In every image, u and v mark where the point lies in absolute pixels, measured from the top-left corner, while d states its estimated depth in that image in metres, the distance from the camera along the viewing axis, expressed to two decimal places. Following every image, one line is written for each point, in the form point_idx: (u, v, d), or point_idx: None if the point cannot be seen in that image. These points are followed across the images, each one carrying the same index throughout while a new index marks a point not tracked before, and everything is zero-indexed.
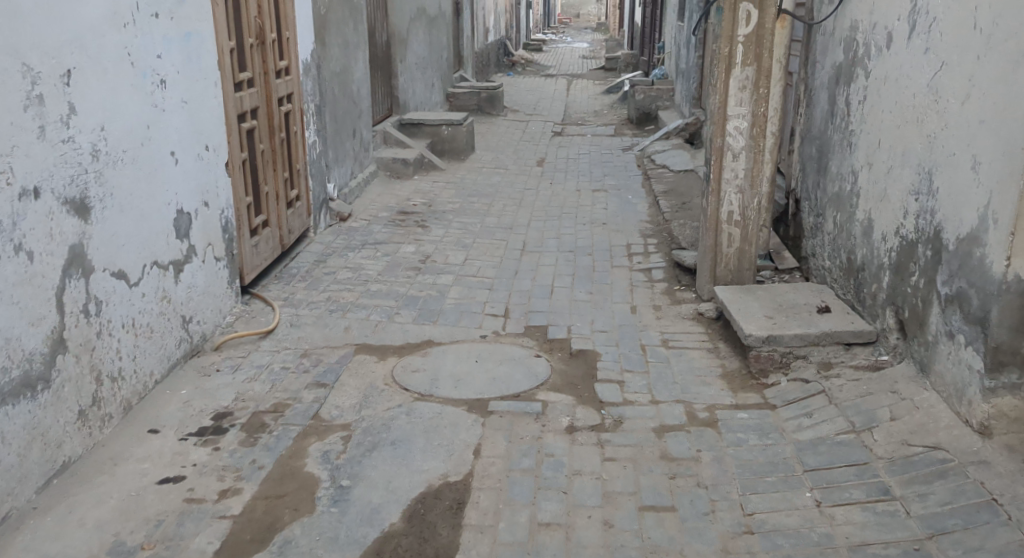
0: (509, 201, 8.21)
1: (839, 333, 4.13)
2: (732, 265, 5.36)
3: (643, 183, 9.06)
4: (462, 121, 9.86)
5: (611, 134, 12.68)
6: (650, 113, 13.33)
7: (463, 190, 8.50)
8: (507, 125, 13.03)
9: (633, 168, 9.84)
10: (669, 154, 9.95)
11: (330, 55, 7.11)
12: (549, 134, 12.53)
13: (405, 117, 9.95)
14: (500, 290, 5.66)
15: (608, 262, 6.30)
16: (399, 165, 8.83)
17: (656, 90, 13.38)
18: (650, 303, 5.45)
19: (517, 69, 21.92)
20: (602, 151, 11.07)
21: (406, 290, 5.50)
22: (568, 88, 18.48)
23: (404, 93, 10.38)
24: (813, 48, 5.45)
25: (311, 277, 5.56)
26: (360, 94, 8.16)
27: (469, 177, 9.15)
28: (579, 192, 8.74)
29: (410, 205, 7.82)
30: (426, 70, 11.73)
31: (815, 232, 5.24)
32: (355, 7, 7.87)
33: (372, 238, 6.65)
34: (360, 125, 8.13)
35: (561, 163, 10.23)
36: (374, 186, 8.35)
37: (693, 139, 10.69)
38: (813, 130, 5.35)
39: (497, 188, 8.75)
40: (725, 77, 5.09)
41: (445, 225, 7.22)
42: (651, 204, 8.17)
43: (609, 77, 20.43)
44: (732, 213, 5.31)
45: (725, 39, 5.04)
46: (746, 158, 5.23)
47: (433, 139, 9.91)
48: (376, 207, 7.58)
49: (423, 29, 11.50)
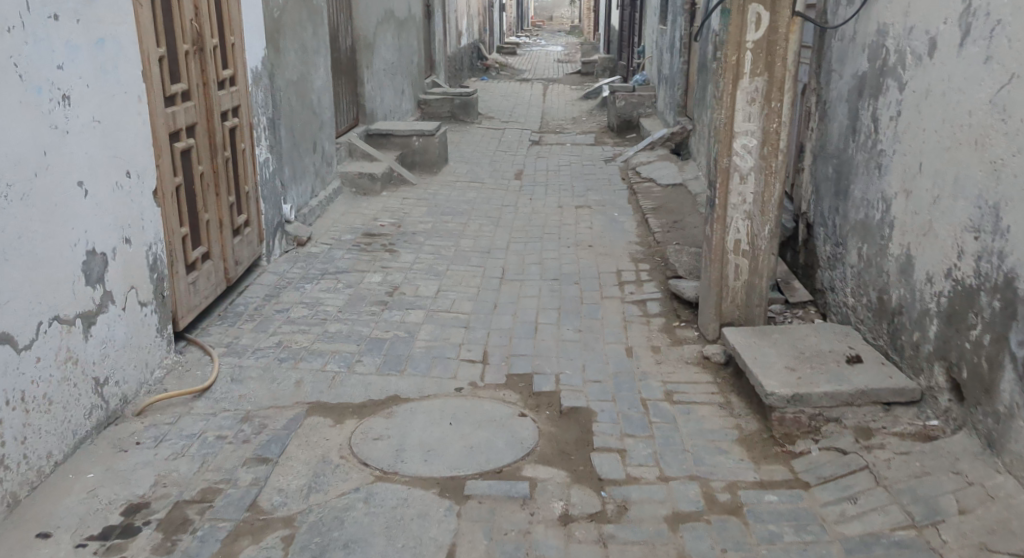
0: (486, 220, 7.55)
1: (877, 392, 3.53)
2: (739, 301, 4.74)
3: (629, 199, 8.45)
4: (434, 132, 9.21)
5: (591, 143, 12.08)
6: (631, 120, 12.75)
7: (436, 208, 7.83)
8: (482, 134, 12.38)
9: (617, 182, 9.24)
10: (655, 166, 9.36)
11: (285, 62, 6.42)
12: (526, 143, 11.91)
13: (372, 127, 9.28)
14: (476, 330, 5.00)
15: (596, 294, 5.66)
16: (366, 180, 8.12)
17: (638, 96, 12.80)
18: (647, 344, 4.82)
19: (492, 73, 21.30)
20: (584, 162, 10.46)
21: (370, 331, 4.83)
22: (543, 94, 17.88)
23: (371, 101, 9.70)
24: (828, 55, 4.87)
25: (260, 317, 4.87)
26: (321, 104, 7.47)
27: (442, 193, 8.48)
28: (561, 209, 8.11)
29: (377, 226, 7.13)
30: (395, 76, 11.05)
31: (833, 264, 4.64)
32: (313, 9, 7.19)
33: (334, 267, 5.95)
34: (321, 137, 7.44)
35: (541, 176, 9.59)
36: (338, 205, 7.65)
37: (679, 150, 10.11)
38: (829, 147, 4.76)
39: (473, 205, 8.09)
40: (732, 89, 4.48)
41: (416, 250, 6.55)
42: (640, 222, 7.57)
43: (586, 82, 19.85)
44: (740, 242, 4.69)
45: (732, 46, 4.43)
46: (756, 181, 4.61)
47: (403, 151, 9.24)
48: (339, 229, 6.88)
49: (392, 32, 10.82)
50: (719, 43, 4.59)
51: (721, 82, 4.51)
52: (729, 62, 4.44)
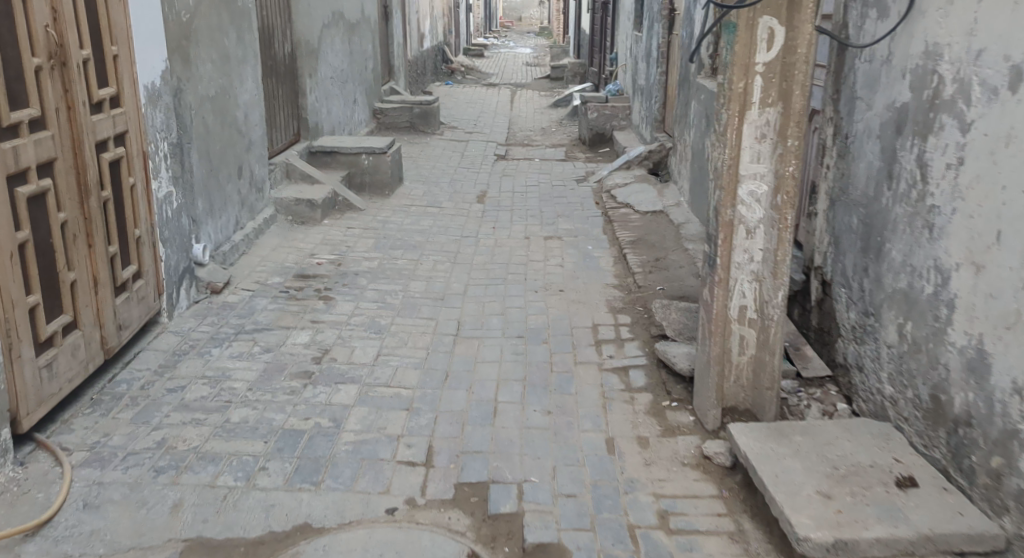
0: (441, 256, 6.60)
1: (946, 538, 2.66)
2: (744, 381, 3.85)
3: (604, 228, 7.55)
4: (386, 150, 8.24)
5: (562, 158, 11.16)
6: (604, 134, 11.86)
7: (384, 241, 6.86)
8: (443, 147, 11.42)
9: (590, 207, 8.32)
10: (632, 190, 8.46)
11: (195, 75, 5.40)
12: (491, 158, 10.96)
13: (316, 144, 8.28)
14: (419, 413, 4.03)
15: (568, 358, 4.72)
16: (305, 208, 7.11)
17: (611, 107, 11.89)
18: (631, 433, 3.89)
19: (458, 77, 20.31)
20: (553, 181, 9.54)
21: (284, 419, 3.84)
22: (511, 101, 16.92)
23: (316, 114, 8.69)
24: (850, 78, 3.95)
25: (146, 401, 3.88)
26: (248, 121, 6.45)
27: (393, 220, 7.51)
28: (527, 240, 7.18)
29: (313, 265, 6.14)
30: (346, 84, 10.05)
31: (861, 338, 3.74)
32: (236, 12, 6.17)
33: (252, 322, 4.96)
34: (248, 161, 6.44)
35: (505, 198, 8.65)
36: (271, 237, 6.65)
37: (657, 170, 9.22)
38: (855, 192, 3.85)
39: (427, 236, 7.13)
40: (737, 123, 3.59)
41: (355, 297, 5.57)
42: (617, 257, 6.66)
43: (556, 88, 18.93)
44: (746, 309, 3.79)
45: (738, 70, 3.54)
46: (766, 235, 3.71)
47: (352, 171, 8.27)
48: (266, 270, 5.89)
49: (342, 37, 9.82)
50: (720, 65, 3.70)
51: (723, 113, 3.61)
52: (734, 90, 3.56)
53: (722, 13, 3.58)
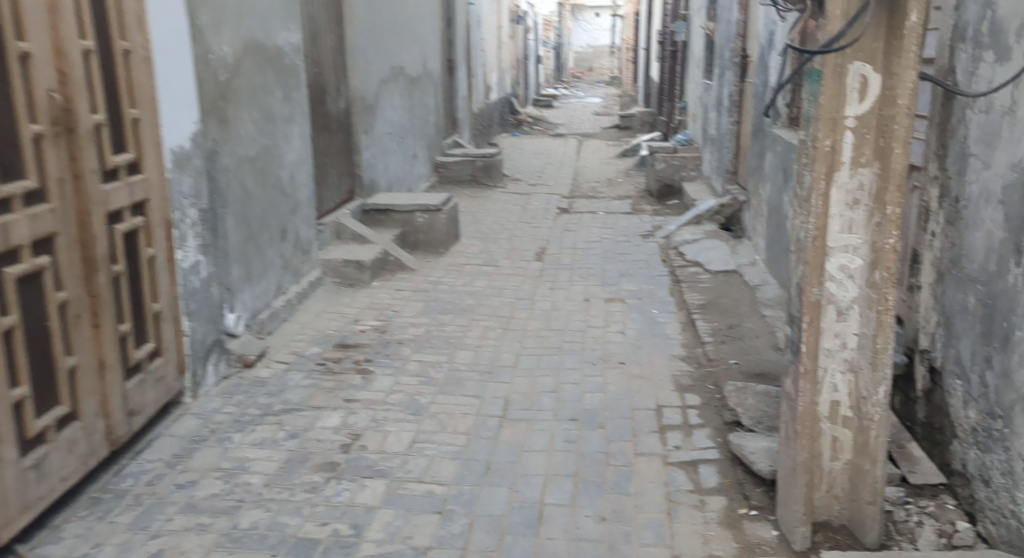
0: (493, 322, 6.13)
1: None
2: (839, 492, 3.26)
3: (672, 289, 6.98)
4: (440, 206, 7.87)
5: (628, 211, 10.65)
6: (673, 185, 11.32)
7: (433, 305, 6.44)
8: (504, 200, 11.04)
9: (656, 265, 7.76)
10: (702, 247, 7.88)
11: (233, 136, 5.11)
12: (554, 211, 10.51)
13: (369, 200, 7.96)
14: (453, 518, 3.52)
15: (628, 448, 4.14)
16: (353, 269, 6.74)
17: (681, 157, 11.34)
18: (701, 551, 3.32)
19: (525, 127, 20.05)
20: (618, 236, 9.02)
21: (297, 526, 3.39)
22: (578, 150, 16.52)
23: (371, 169, 8.40)
24: (960, 132, 3.39)
25: (149, 501, 3.49)
26: (294, 180, 6.15)
27: (444, 281, 7.09)
28: (588, 303, 6.66)
29: (355, 333, 5.75)
30: (405, 138, 9.78)
31: (985, 443, 3.15)
32: (282, 69, 5.90)
33: (281, 402, 4.55)
34: (292, 222, 6.12)
35: (566, 256, 8.17)
36: (314, 301, 6.30)
37: (730, 224, 8.62)
38: (971, 267, 3.27)
39: (480, 299, 6.68)
40: (824, 186, 3.01)
41: (396, 370, 5.13)
42: (685, 324, 6.08)
43: (623, 136, 18.50)
44: (839, 405, 3.18)
45: (825, 125, 2.97)
46: (861, 317, 3.11)
47: (405, 228, 7.91)
48: (304, 340, 5.51)
49: (401, 90, 9.56)
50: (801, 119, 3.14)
51: (806, 175, 3.05)
52: (820, 148, 2.99)
53: (803, 59, 3.02)
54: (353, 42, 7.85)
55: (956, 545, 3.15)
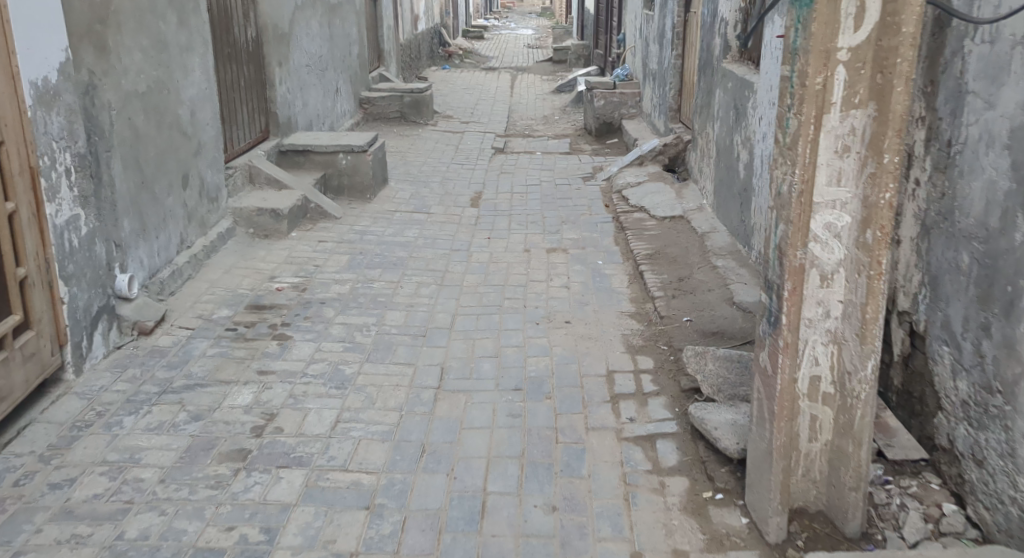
0: (426, 277, 5.63)
1: None
2: (817, 476, 2.90)
3: (616, 238, 6.57)
4: (365, 147, 7.24)
5: (566, 150, 10.16)
6: (612, 123, 10.86)
7: (360, 259, 5.89)
8: (436, 139, 10.41)
9: (598, 210, 7.34)
10: (646, 191, 7.48)
11: (116, 67, 4.42)
12: (488, 151, 9.95)
13: (287, 141, 7.28)
14: (382, 514, 3.06)
15: (578, 422, 3.72)
16: (268, 218, 6.11)
17: (620, 94, 10.86)
18: (665, 545, 2.94)
19: (456, 61, 19.23)
20: (557, 179, 8.54)
21: (198, 532, 2.89)
22: (511, 86, 15.87)
23: (288, 107, 7.68)
24: (956, 65, 2.98)
25: (14, 509, 2.94)
26: (195, 119, 5.46)
27: (372, 230, 6.53)
28: (527, 254, 6.21)
29: (271, 292, 5.17)
30: (326, 72, 9.03)
31: (979, 420, 2.81)
32: None
33: (183, 376, 3.98)
34: (194, 167, 5.44)
35: (502, 201, 7.67)
36: (225, 255, 5.68)
37: (673, 166, 8.23)
38: (965, 221, 2.90)
39: (411, 250, 6.16)
40: (813, 132, 2.57)
41: (317, 336, 4.60)
42: (632, 277, 5.69)
43: (559, 71, 17.87)
44: (819, 381, 2.79)
45: (816, 59, 2.51)
46: (848, 282, 2.70)
47: (328, 172, 7.27)
48: (212, 302, 4.92)
49: (320, 20, 8.78)
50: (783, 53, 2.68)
51: (789, 117, 2.62)
52: (810, 87, 2.53)
53: None
54: None
55: (945, 532, 2.84)
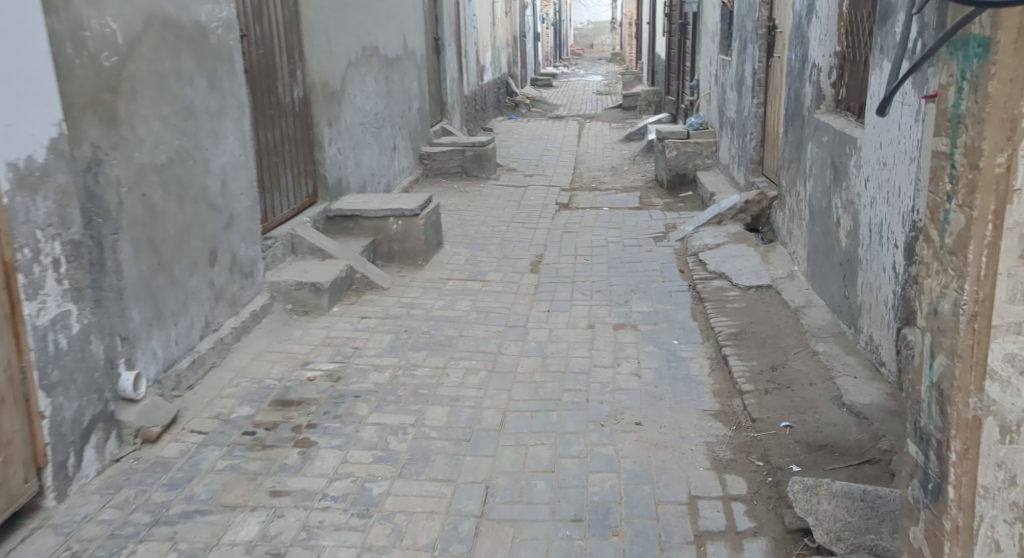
0: (477, 361, 4.95)
1: None
2: None
3: (694, 311, 5.80)
4: (417, 210, 6.67)
5: (636, 205, 9.44)
6: (686, 175, 10.12)
7: (404, 339, 5.26)
8: (497, 195, 9.83)
9: (673, 277, 6.58)
10: (727, 255, 6.70)
11: (129, 139, 3.93)
12: (553, 207, 9.30)
13: (335, 205, 6.77)
14: None
15: None
16: (308, 293, 5.56)
17: (694, 143, 10.12)
18: None
19: (522, 109, 18.79)
20: (627, 239, 7.82)
21: None
22: (579, 134, 15.27)
23: (337, 167, 7.19)
24: None
25: None
26: (226, 189, 4.95)
27: (421, 303, 5.92)
28: (593, 331, 5.48)
29: (301, 383, 4.57)
30: (381, 128, 8.56)
31: None
32: (206, 50, 4.69)
33: (183, 500, 3.38)
34: (224, 241, 4.92)
35: (567, 266, 6.98)
36: (257, 336, 5.12)
37: (756, 225, 7.43)
38: None
39: (463, 327, 5.50)
40: (992, 233, 1.85)
41: (346, 441, 3.95)
42: (715, 363, 4.91)
43: (628, 118, 17.23)
44: None
45: (994, 135, 1.82)
46: None
47: (377, 238, 6.71)
48: (234, 396, 4.34)
49: (375, 74, 8.34)
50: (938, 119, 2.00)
51: (948, 208, 1.94)
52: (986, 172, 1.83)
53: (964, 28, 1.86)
54: (311, 16, 6.63)
55: None
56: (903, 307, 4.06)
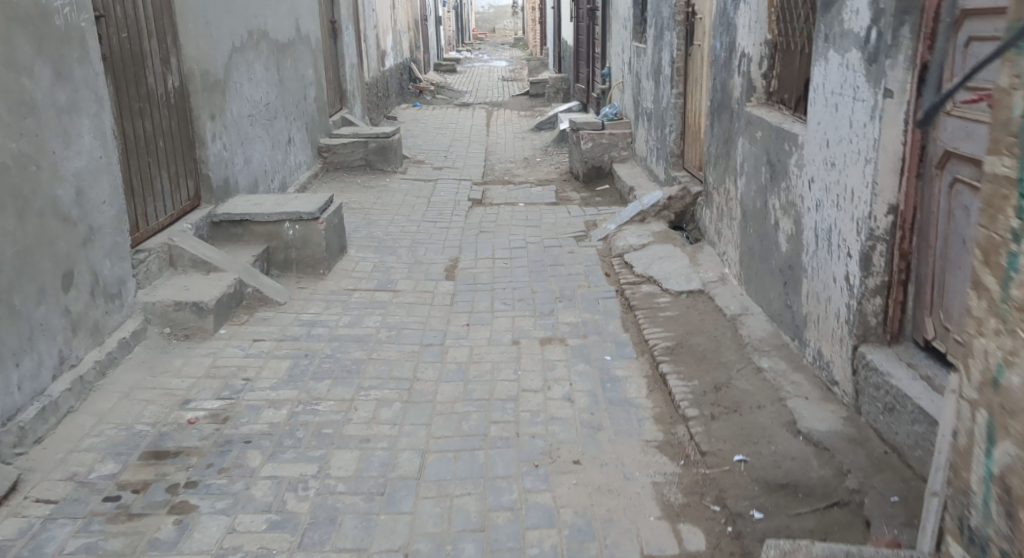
0: (390, 390, 4.36)
1: None
2: None
3: (625, 321, 5.35)
4: (316, 214, 6.00)
5: (552, 200, 8.96)
6: (602, 167, 9.70)
7: (304, 365, 4.62)
8: (404, 190, 9.19)
9: (598, 281, 6.14)
10: (653, 256, 6.30)
11: None
12: (464, 204, 8.73)
13: (222, 209, 6.03)
14: None
15: None
16: (190, 314, 4.85)
17: (610, 134, 9.70)
18: None
19: (428, 97, 18.08)
20: (546, 238, 7.34)
21: None
22: (488, 123, 14.71)
23: (225, 165, 6.44)
24: None
25: None
26: (84, 199, 4.21)
27: (322, 320, 5.27)
28: (516, 348, 4.98)
29: (180, 428, 3.91)
30: (274, 120, 7.80)
31: None
32: (50, 34, 3.94)
33: None
34: (83, 262, 4.19)
35: (483, 271, 6.45)
36: (129, 370, 4.41)
37: (681, 222, 7.06)
38: None
39: (371, 348, 4.90)
40: None
41: (232, 504, 3.33)
42: (654, 383, 4.46)
43: (537, 106, 16.76)
44: None
45: None
46: None
47: (271, 245, 6.02)
48: (94, 451, 3.68)
49: (265, 60, 7.57)
50: (993, 134, 1.92)
51: (1016, 250, 1.84)
52: None
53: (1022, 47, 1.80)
54: None
55: None
56: (861, 322, 3.70)
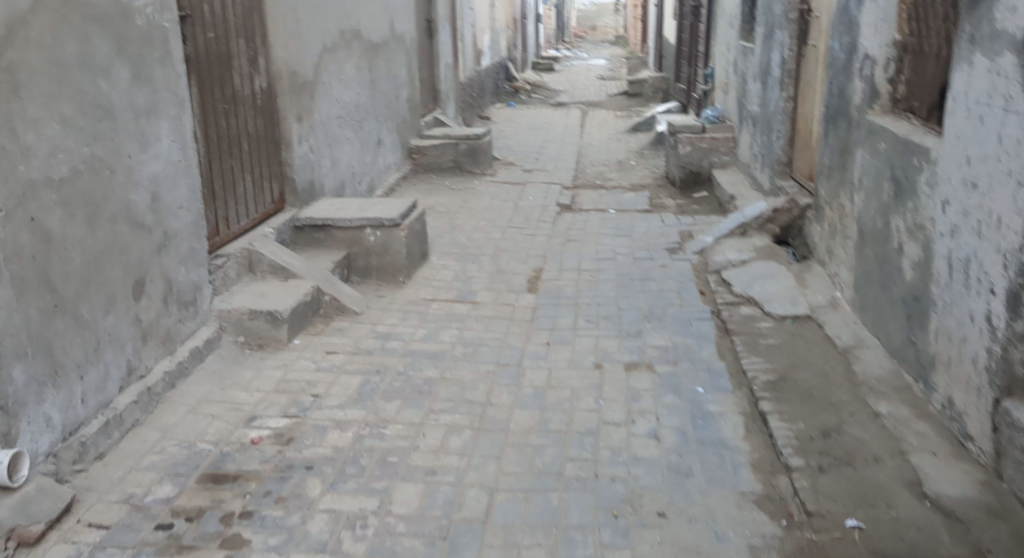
0: (462, 416, 4.07)
1: None
2: None
3: (720, 347, 4.90)
4: (398, 220, 5.77)
5: (647, 207, 8.52)
6: (701, 173, 9.19)
7: (375, 383, 4.37)
8: (493, 193, 8.91)
9: (693, 299, 5.69)
10: (754, 274, 5.81)
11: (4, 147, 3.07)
12: (554, 209, 8.38)
13: (304, 212, 5.86)
14: None
15: None
16: (263, 323, 4.67)
17: (711, 139, 9.18)
18: None
19: (522, 96, 17.79)
20: (638, 249, 6.92)
21: None
22: (582, 123, 14.32)
23: (309, 167, 6.29)
24: None
25: None
26: (159, 204, 4.06)
27: (397, 333, 5.02)
28: (601, 373, 4.60)
29: (242, 449, 3.70)
30: (363, 121, 7.63)
31: None
32: (129, 34, 3.80)
33: None
34: (156, 269, 4.05)
35: (570, 284, 6.09)
36: (196, 381, 4.25)
37: (787, 237, 6.53)
38: None
39: (446, 366, 4.62)
40: None
41: (286, 540, 3.09)
42: (752, 422, 4.01)
43: (634, 106, 16.27)
44: None
45: None
46: None
47: (352, 250, 5.82)
48: (153, 471, 3.50)
49: (356, 60, 7.40)
50: None
51: None
52: None
53: None
54: None
55: None
56: (1005, 371, 3.18)
